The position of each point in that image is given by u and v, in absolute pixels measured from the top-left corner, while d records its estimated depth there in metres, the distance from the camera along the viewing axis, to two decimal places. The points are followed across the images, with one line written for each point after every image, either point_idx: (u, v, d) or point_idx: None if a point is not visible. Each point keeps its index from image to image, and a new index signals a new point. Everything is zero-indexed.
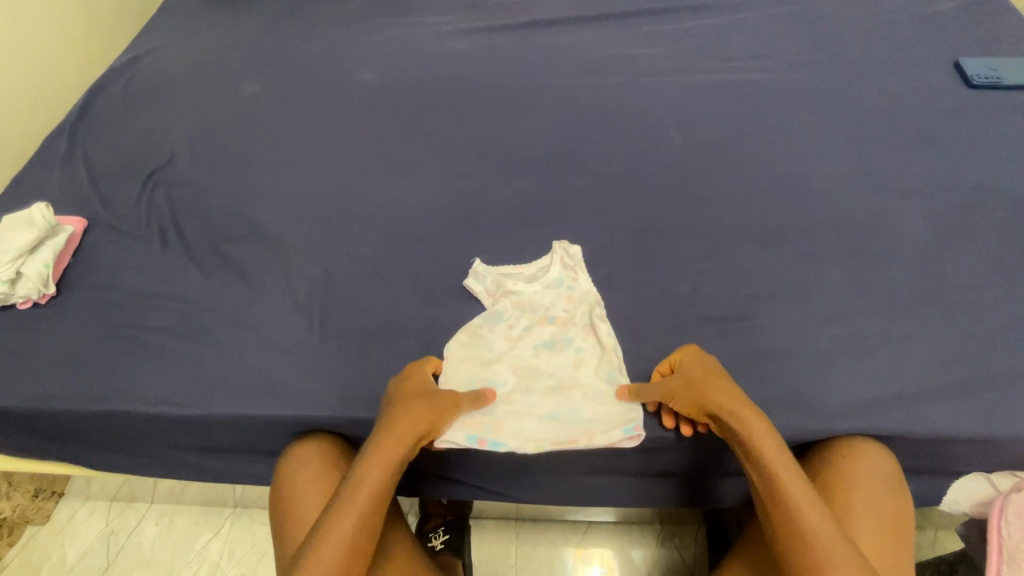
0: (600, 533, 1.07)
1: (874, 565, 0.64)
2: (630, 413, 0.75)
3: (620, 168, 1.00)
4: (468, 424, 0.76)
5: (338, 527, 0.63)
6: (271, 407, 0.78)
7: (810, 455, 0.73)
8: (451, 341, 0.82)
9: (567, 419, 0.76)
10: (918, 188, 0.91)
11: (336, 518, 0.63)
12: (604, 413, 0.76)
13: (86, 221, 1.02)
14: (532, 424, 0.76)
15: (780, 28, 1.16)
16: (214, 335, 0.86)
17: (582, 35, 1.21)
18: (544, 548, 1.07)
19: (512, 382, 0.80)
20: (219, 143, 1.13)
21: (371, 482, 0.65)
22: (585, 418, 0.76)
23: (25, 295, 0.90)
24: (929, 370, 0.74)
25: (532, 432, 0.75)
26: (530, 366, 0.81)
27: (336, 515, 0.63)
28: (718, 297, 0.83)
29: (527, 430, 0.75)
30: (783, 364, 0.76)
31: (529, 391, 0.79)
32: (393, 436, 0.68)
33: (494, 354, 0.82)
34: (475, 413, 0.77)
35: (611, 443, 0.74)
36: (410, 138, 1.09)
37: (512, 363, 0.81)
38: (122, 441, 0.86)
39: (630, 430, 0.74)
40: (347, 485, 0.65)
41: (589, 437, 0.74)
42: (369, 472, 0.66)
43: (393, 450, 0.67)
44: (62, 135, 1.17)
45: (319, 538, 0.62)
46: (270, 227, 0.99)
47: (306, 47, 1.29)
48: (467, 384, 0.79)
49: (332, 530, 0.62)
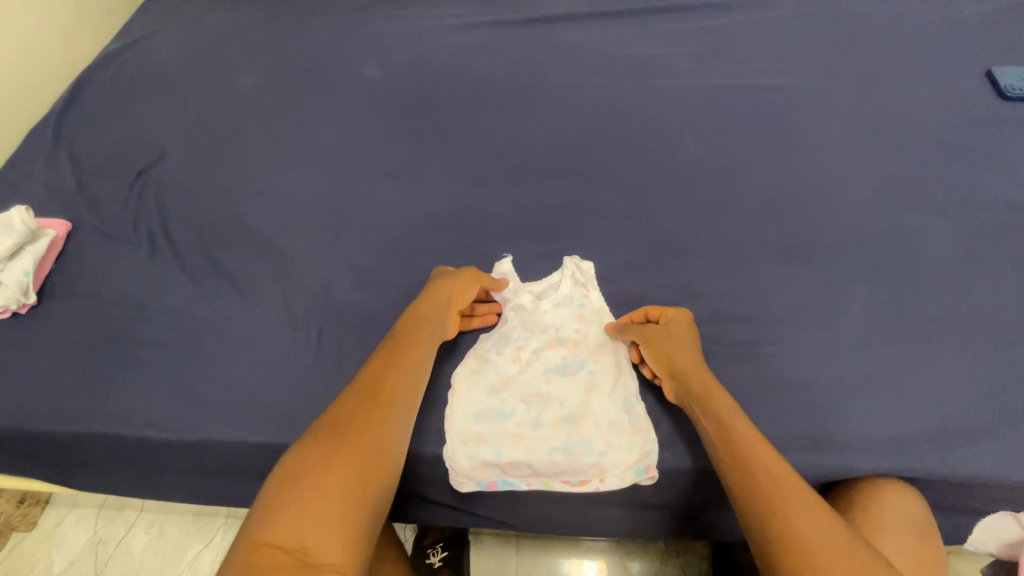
0: (603, 549, 1.03)
1: None
2: (645, 449, 0.71)
3: (635, 177, 0.94)
4: (478, 461, 0.72)
5: (349, 413, 0.64)
6: (262, 433, 0.74)
7: (834, 493, 0.68)
8: (459, 368, 0.78)
9: (580, 453, 0.72)
10: (949, 207, 0.86)
11: (342, 409, 0.64)
12: (618, 447, 0.72)
13: (69, 223, 0.96)
14: (541, 460, 0.71)
15: (804, 29, 1.11)
16: (204, 351, 0.81)
17: (596, 32, 1.15)
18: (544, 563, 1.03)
19: (520, 412, 0.75)
20: (211, 141, 1.07)
21: (379, 378, 0.68)
22: (598, 452, 0.72)
23: (3, 305, 0.85)
24: (961, 406, 0.70)
25: (542, 468, 0.71)
26: (540, 393, 0.76)
27: (347, 406, 0.65)
28: (738, 321, 0.78)
29: (537, 465, 0.71)
30: (806, 397, 0.72)
31: (539, 421, 0.74)
32: (395, 347, 0.72)
33: (501, 379, 0.77)
34: (483, 446, 0.72)
35: (624, 481, 0.71)
36: (413, 140, 1.03)
37: (521, 388, 0.76)
38: (105, 462, 0.81)
39: (644, 471, 0.70)
40: (352, 387, 0.67)
41: (601, 478, 0.71)
42: (375, 373, 0.69)
43: (397, 354, 0.71)
44: (46, 128, 1.11)
45: (329, 423, 0.63)
46: (263, 234, 0.94)
47: (303, 39, 1.22)
48: (473, 415, 0.74)
49: (344, 417, 0.63)
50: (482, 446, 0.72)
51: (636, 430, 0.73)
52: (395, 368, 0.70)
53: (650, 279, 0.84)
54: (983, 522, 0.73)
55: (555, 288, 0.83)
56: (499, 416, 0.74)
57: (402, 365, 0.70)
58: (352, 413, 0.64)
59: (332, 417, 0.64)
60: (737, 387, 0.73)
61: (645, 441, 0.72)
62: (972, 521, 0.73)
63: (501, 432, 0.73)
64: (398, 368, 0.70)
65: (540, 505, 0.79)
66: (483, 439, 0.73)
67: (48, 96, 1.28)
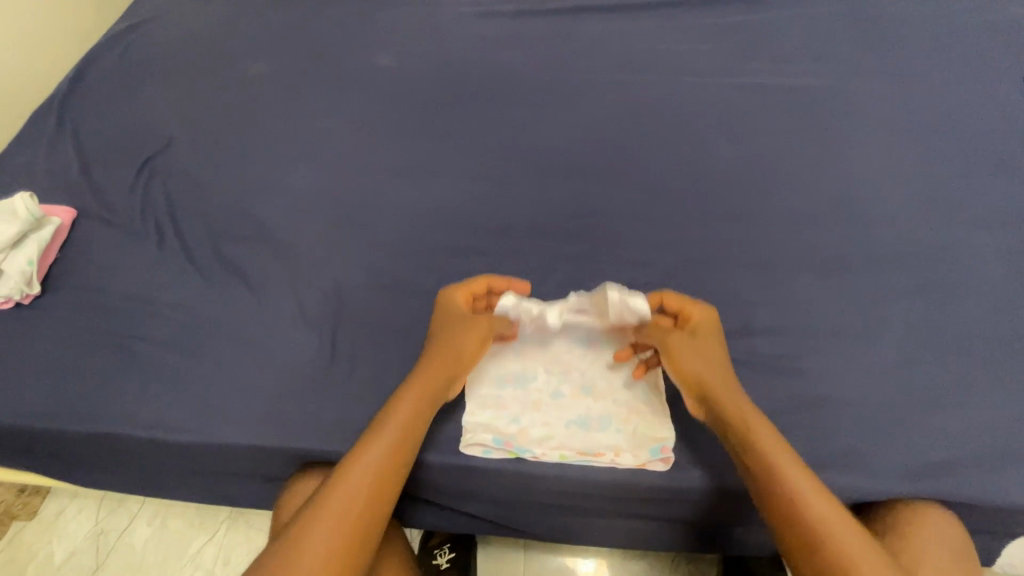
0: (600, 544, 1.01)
1: None
2: (663, 430, 0.69)
3: (661, 178, 0.91)
4: (493, 426, 0.70)
5: (316, 536, 0.54)
6: (276, 437, 0.72)
7: (869, 518, 0.65)
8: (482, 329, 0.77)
9: (596, 428, 0.70)
10: (989, 220, 0.83)
11: (310, 526, 0.55)
12: (636, 425, 0.70)
13: (74, 211, 0.93)
14: (558, 431, 0.70)
15: (838, 28, 1.07)
16: (212, 350, 0.79)
17: (621, 26, 1.10)
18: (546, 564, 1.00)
19: (540, 379, 0.74)
20: (221, 128, 1.04)
21: (357, 487, 0.58)
22: (615, 429, 0.70)
23: (6, 295, 0.82)
24: (1001, 430, 0.68)
25: (556, 438, 0.70)
26: (562, 363, 0.75)
27: (314, 524, 0.55)
28: (769, 334, 0.75)
29: (552, 435, 0.70)
30: (839, 414, 0.69)
31: (559, 391, 0.73)
32: (384, 438, 0.61)
33: (525, 342, 0.77)
34: (501, 411, 0.72)
35: (641, 463, 0.68)
36: (430, 133, 1.00)
37: (543, 356, 0.76)
38: (110, 460, 0.79)
39: (659, 451, 0.68)
40: (324, 495, 0.58)
41: (616, 453, 0.68)
42: (353, 481, 0.58)
43: (384, 452, 0.61)
44: (50, 111, 1.07)
45: (293, 542, 0.54)
46: (276, 228, 0.91)
47: (318, 24, 1.18)
48: (493, 380, 0.74)
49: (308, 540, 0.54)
50: (500, 410, 0.72)
51: (655, 410, 0.71)
52: (378, 475, 0.59)
53: (676, 285, 0.81)
54: (1014, 543, 0.71)
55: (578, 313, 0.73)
56: (520, 382, 0.74)
57: (389, 471, 0.60)
58: (317, 534, 0.54)
59: (296, 536, 0.54)
60: (767, 402, 0.70)
61: (663, 422, 0.70)
62: (1001, 544, 0.72)
63: (521, 398, 0.73)
64: (382, 474, 0.59)
65: (555, 516, 0.78)
66: (502, 404, 0.72)
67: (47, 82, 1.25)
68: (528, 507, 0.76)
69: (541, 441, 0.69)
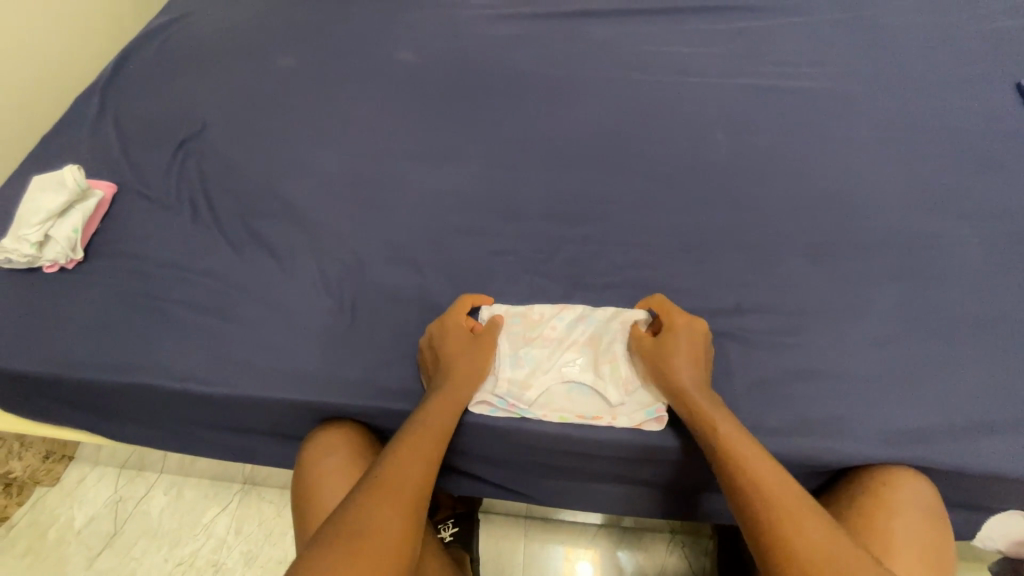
0: (598, 534, 1.06)
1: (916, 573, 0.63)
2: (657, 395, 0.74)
3: (666, 168, 0.97)
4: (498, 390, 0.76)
5: (377, 508, 0.58)
6: (298, 392, 0.77)
7: (847, 481, 0.71)
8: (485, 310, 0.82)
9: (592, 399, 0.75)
10: (976, 214, 0.88)
11: (371, 501, 0.59)
12: (631, 397, 0.75)
13: (115, 185, 1.00)
14: (559, 396, 0.75)
15: (837, 35, 1.12)
16: (242, 313, 0.85)
17: (630, 30, 1.17)
18: (544, 552, 1.05)
19: (536, 360, 0.77)
20: (252, 115, 1.11)
21: (407, 470, 0.63)
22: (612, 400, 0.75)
23: (52, 259, 0.89)
24: (978, 403, 0.72)
25: (557, 401, 0.75)
26: (550, 345, 0.78)
27: (372, 501, 0.59)
28: (762, 312, 0.80)
29: (552, 400, 0.75)
30: (824, 385, 0.74)
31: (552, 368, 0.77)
32: (422, 431, 0.67)
33: (521, 316, 0.81)
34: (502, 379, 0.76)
35: (635, 424, 0.73)
36: (448, 124, 1.06)
37: (537, 333, 0.79)
38: (145, 412, 0.85)
39: (654, 412, 0.73)
40: (376, 475, 0.62)
41: (613, 416, 0.74)
42: (401, 465, 0.63)
43: (424, 442, 0.66)
44: (93, 96, 1.15)
45: (355, 512, 0.57)
46: (302, 205, 0.97)
47: (344, 23, 1.25)
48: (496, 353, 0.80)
49: (371, 511, 0.58)
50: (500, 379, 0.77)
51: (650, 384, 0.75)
52: (424, 461, 0.65)
53: (675, 266, 0.86)
54: (991, 513, 0.75)
55: (574, 372, 0.76)
56: (519, 362, 0.77)
57: (430, 459, 0.66)
58: (379, 507, 0.58)
59: (357, 508, 0.58)
60: (756, 373, 0.75)
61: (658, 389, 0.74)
62: (980, 516, 0.76)
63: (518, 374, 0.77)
64: (424, 461, 0.65)
65: (557, 475, 0.83)
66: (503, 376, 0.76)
67: (79, 77, 1.32)
68: (532, 465, 0.82)
69: (543, 404, 0.75)
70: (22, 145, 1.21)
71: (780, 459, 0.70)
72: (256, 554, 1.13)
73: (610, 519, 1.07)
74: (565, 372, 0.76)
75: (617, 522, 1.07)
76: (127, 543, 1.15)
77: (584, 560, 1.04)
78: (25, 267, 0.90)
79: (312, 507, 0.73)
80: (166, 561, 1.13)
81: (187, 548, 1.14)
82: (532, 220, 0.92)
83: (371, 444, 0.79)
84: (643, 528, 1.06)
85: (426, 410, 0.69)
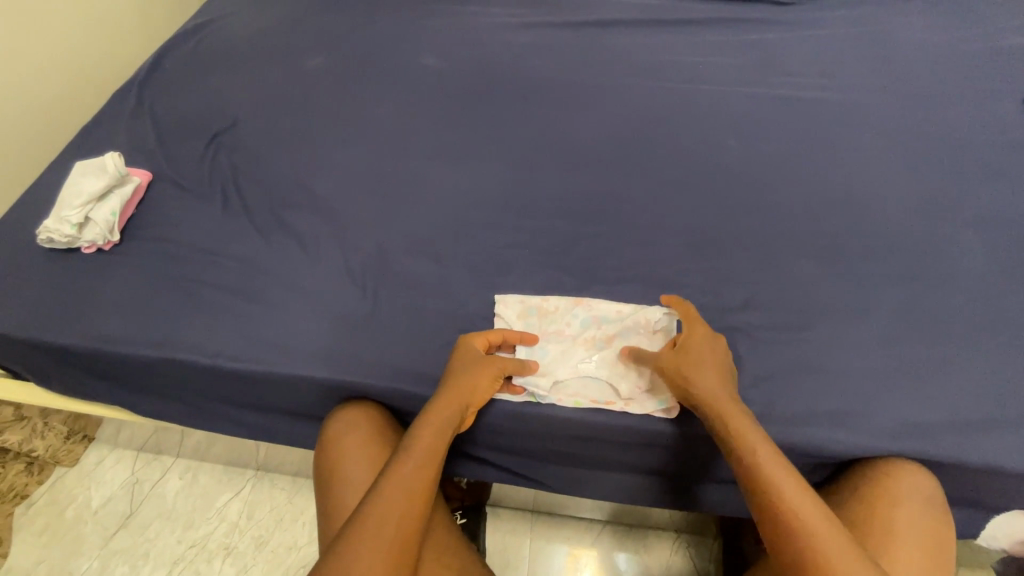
0: (603, 531, 1.07)
1: (915, 563, 0.65)
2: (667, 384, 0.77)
3: (678, 171, 1.00)
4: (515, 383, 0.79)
5: (374, 534, 0.59)
6: (321, 370, 0.81)
7: (851, 472, 0.73)
8: (503, 298, 0.86)
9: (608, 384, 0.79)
10: (983, 221, 0.90)
11: (364, 537, 0.59)
12: (645, 385, 0.78)
13: (151, 174, 1.05)
14: (575, 382, 0.79)
15: (849, 48, 1.15)
16: (269, 297, 0.88)
17: (646, 39, 1.21)
18: (549, 547, 1.07)
19: (556, 349, 0.81)
20: (281, 112, 1.16)
21: (391, 511, 0.61)
22: (627, 387, 0.78)
23: (91, 241, 0.93)
24: (981, 401, 0.74)
25: (573, 386, 0.78)
26: (569, 338, 0.82)
27: (355, 549, 0.58)
28: (770, 308, 0.83)
29: (568, 384, 0.79)
30: (830, 379, 0.76)
31: (571, 357, 0.80)
32: (419, 459, 0.66)
33: (540, 311, 0.85)
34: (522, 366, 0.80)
35: (646, 411, 0.76)
36: (469, 124, 1.11)
37: (554, 331, 0.83)
38: (172, 388, 0.89)
39: (665, 401, 0.76)
40: (378, 495, 0.62)
41: (625, 402, 0.77)
42: (388, 504, 0.62)
43: (412, 479, 0.64)
44: (131, 91, 1.20)
45: (353, 534, 0.59)
46: (328, 197, 1.01)
47: (371, 27, 1.30)
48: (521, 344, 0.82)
49: (368, 537, 0.59)
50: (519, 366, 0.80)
51: None
52: (422, 487, 0.65)
53: (687, 264, 0.88)
54: (994, 513, 0.76)
55: (594, 362, 0.80)
56: (540, 352, 0.81)
57: (418, 496, 0.64)
58: (361, 556, 0.57)
59: (347, 549, 0.58)
60: (764, 366, 0.77)
61: None
62: (983, 515, 0.77)
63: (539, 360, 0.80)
64: (411, 499, 0.63)
65: (568, 462, 0.86)
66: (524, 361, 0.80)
67: (110, 77, 1.37)
68: (545, 451, 0.84)
69: (557, 389, 0.78)
70: (51, 144, 1.25)
71: (785, 448, 0.72)
72: (267, 539, 1.15)
73: (616, 517, 1.08)
74: (585, 363, 0.80)
75: (623, 520, 1.08)
76: (142, 524, 1.18)
77: (590, 557, 1.05)
78: (64, 248, 0.94)
79: (331, 513, 0.74)
80: (179, 543, 1.16)
81: (200, 530, 1.17)
82: (548, 217, 0.96)
83: (391, 423, 0.82)
84: (649, 527, 1.07)
85: (434, 415, 0.70)
